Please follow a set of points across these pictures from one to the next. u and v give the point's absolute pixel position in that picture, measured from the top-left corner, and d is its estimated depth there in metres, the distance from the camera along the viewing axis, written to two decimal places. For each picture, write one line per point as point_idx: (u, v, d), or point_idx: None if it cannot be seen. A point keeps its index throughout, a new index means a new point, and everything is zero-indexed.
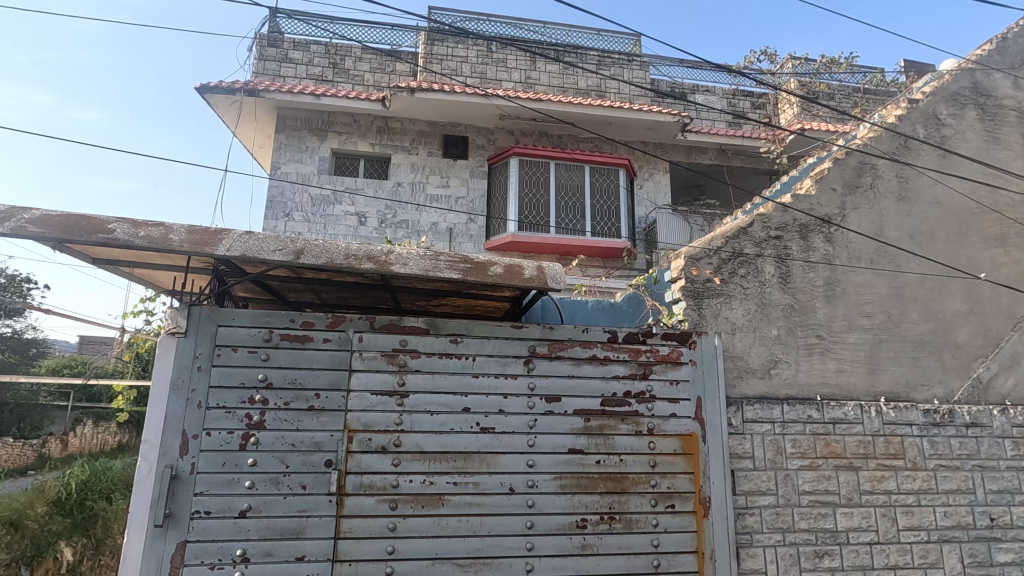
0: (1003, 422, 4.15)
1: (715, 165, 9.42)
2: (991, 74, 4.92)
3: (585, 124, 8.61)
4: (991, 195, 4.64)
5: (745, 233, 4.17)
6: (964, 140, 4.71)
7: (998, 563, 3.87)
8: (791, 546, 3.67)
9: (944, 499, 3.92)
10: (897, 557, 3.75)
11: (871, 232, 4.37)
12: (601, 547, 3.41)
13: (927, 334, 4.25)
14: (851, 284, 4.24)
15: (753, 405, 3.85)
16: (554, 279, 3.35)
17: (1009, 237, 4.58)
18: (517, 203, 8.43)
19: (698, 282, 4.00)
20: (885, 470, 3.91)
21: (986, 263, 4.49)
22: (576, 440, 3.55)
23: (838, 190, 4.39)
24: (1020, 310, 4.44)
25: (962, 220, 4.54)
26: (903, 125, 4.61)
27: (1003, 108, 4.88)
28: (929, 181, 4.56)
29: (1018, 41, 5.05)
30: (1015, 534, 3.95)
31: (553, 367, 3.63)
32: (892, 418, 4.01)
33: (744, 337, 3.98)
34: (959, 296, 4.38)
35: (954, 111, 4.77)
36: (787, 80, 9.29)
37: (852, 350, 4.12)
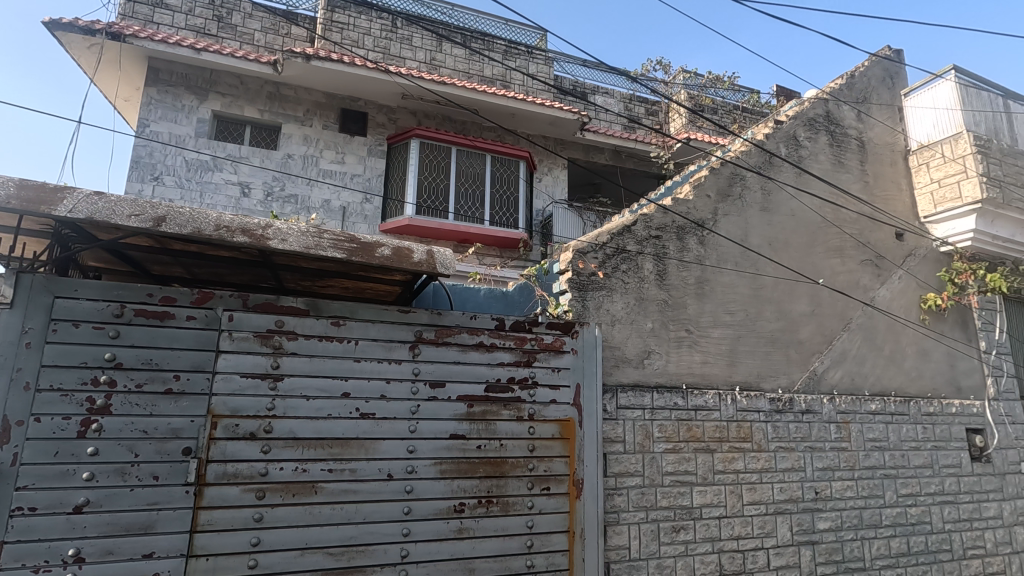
0: (831, 409, 4.78)
1: (610, 166, 9.87)
2: (841, 106, 5.62)
3: (488, 113, 8.61)
4: (834, 212, 5.30)
5: (630, 231, 4.42)
6: (817, 161, 5.34)
7: (819, 531, 4.46)
8: (652, 523, 3.97)
9: (781, 476, 4.45)
10: (740, 529, 4.21)
11: (737, 238, 4.82)
12: (477, 530, 3.46)
13: (777, 331, 4.78)
14: (718, 284, 4.65)
15: (627, 393, 4.11)
16: (443, 264, 3.31)
17: (846, 249, 5.27)
18: (416, 185, 8.24)
19: (583, 275, 4.17)
20: (735, 452, 4.35)
21: (826, 271, 5.13)
22: (458, 425, 3.57)
23: (712, 198, 4.79)
24: (851, 313, 5.13)
25: (811, 232, 5.15)
26: (769, 143, 5.13)
27: (848, 137, 5.59)
28: (787, 195, 5.11)
29: (862, 80, 5.80)
30: (834, 505, 4.58)
31: (439, 353, 3.61)
32: (744, 405, 4.47)
33: (623, 328, 4.23)
34: (804, 298, 4.97)
35: (810, 135, 5.38)
36: (678, 92, 9.95)
37: (715, 344, 4.53)
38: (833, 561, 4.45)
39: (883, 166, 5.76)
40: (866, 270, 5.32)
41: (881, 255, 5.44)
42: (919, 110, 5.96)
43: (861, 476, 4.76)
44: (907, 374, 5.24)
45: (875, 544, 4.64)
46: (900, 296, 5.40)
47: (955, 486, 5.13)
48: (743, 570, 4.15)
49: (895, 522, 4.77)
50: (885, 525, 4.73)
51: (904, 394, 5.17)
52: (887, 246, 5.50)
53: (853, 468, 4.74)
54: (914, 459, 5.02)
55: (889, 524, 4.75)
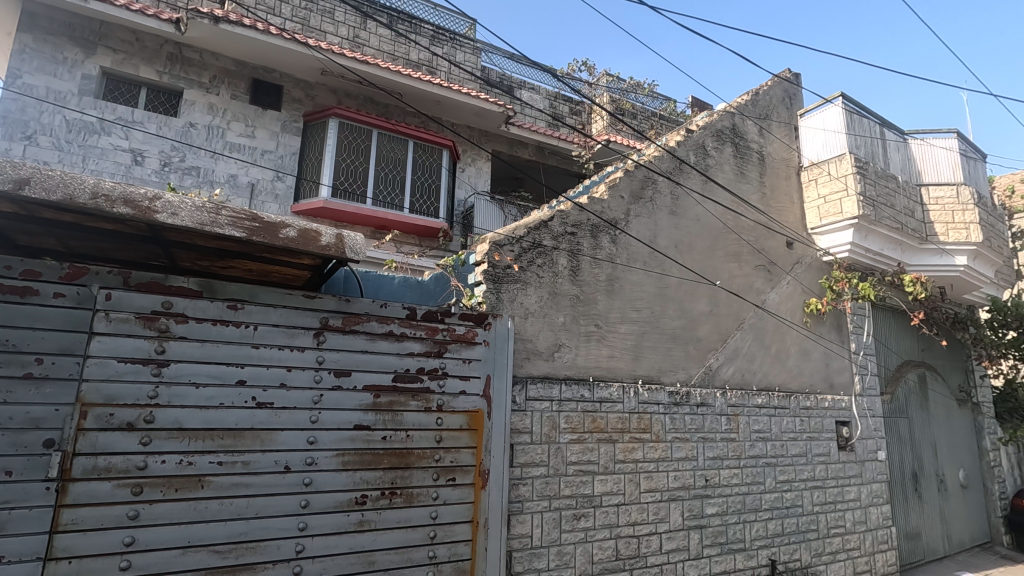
0: (722, 403, 5.15)
1: (532, 161, 9.99)
2: (745, 121, 6.02)
3: (413, 98, 8.41)
4: (734, 219, 5.68)
5: (546, 226, 4.49)
6: (721, 171, 5.70)
7: (707, 515, 4.80)
8: (555, 511, 4.08)
9: (675, 465, 4.73)
10: (637, 515, 4.43)
11: (647, 239, 5.04)
12: (379, 522, 3.39)
13: (678, 328, 5.05)
14: (627, 281, 4.84)
15: (536, 385, 4.19)
16: (353, 249, 3.19)
17: (743, 254, 5.67)
18: (332, 166, 7.90)
19: (499, 267, 4.19)
20: (635, 443, 4.57)
21: (725, 274, 5.50)
22: (363, 416, 3.46)
23: (625, 199, 4.97)
24: (744, 314, 5.54)
25: (713, 237, 5.49)
26: (679, 150, 5.40)
27: (750, 150, 6.01)
28: (693, 201, 5.41)
29: (765, 98, 6.25)
30: (721, 491, 4.94)
31: (345, 341, 3.49)
32: (645, 397, 4.70)
33: (535, 322, 4.30)
34: (704, 299, 5.29)
35: (717, 145, 5.72)
36: (600, 94, 10.26)
37: (621, 339, 4.72)
38: (718, 543, 4.81)
39: (778, 179, 6.24)
40: (759, 275, 5.76)
41: (773, 261, 5.91)
42: (812, 130, 6.52)
43: (746, 464, 5.16)
44: (789, 371, 5.74)
45: (755, 526, 5.06)
46: (787, 300, 5.90)
47: (824, 472, 5.70)
48: (638, 554, 4.37)
49: (772, 505, 5.22)
50: (764, 508, 5.17)
51: (786, 389, 5.66)
52: (778, 253, 5.98)
53: (739, 457, 5.13)
54: (792, 448, 5.52)
55: (767, 507, 5.20)
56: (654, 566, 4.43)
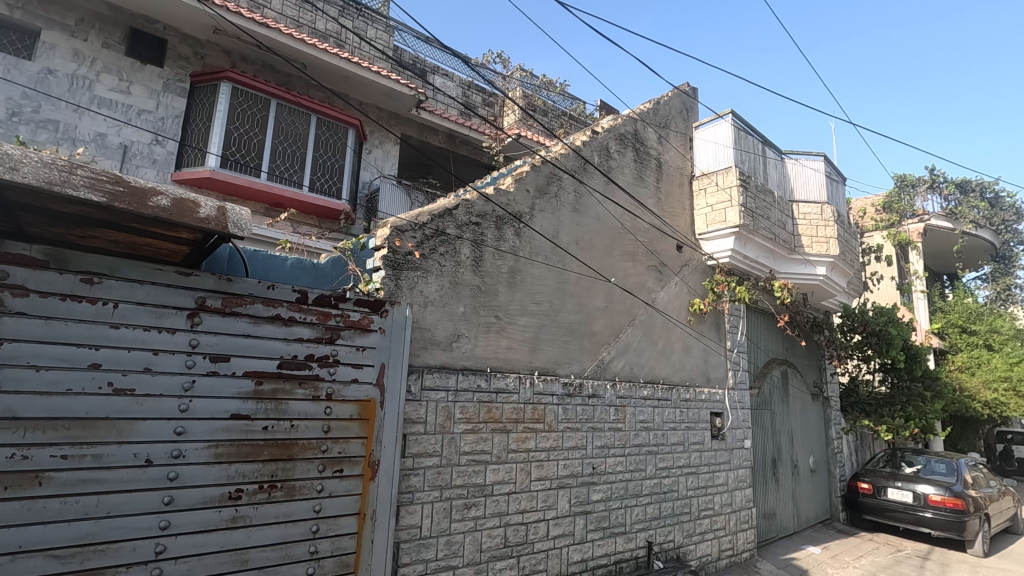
0: (612, 394, 5.40)
1: (442, 149, 9.84)
2: (646, 127, 6.34)
3: (318, 71, 7.93)
4: (632, 221, 5.97)
5: (451, 214, 4.43)
6: (622, 173, 5.96)
7: (592, 501, 5.02)
8: (445, 501, 4.07)
9: (565, 454, 4.89)
10: (526, 503, 4.53)
11: (549, 234, 5.15)
12: (255, 518, 3.18)
13: (575, 322, 5.22)
14: (528, 274, 4.92)
15: (433, 374, 4.14)
16: (236, 224, 2.93)
17: (637, 254, 5.98)
18: (222, 134, 7.28)
19: (399, 253, 4.07)
20: (528, 433, 4.67)
21: (621, 272, 5.76)
22: (242, 405, 3.22)
23: (531, 193, 5.04)
24: (636, 311, 5.84)
25: (611, 237, 5.73)
26: (584, 150, 5.57)
27: (649, 156, 6.34)
28: (595, 201, 5.61)
29: (665, 108, 6.62)
30: (606, 478, 5.19)
31: (225, 324, 3.22)
32: (540, 388, 4.81)
33: (434, 311, 4.24)
34: (601, 295, 5.51)
35: (619, 149, 5.97)
36: (514, 88, 10.31)
37: (520, 331, 4.79)
38: (601, 527, 5.05)
39: (673, 186, 6.64)
40: (651, 274, 6.10)
41: (664, 263, 6.29)
42: (704, 143, 7.00)
43: (630, 452, 5.46)
44: (673, 366, 6.15)
45: (635, 510, 5.37)
46: (674, 299, 6.31)
47: (698, 459, 6.18)
48: (526, 541, 4.48)
49: (651, 491, 5.58)
50: (644, 494, 5.51)
51: (669, 381, 6.06)
52: (669, 255, 6.37)
53: (624, 446, 5.41)
54: (671, 437, 5.92)
55: (647, 492, 5.54)
56: (540, 551, 4.56)
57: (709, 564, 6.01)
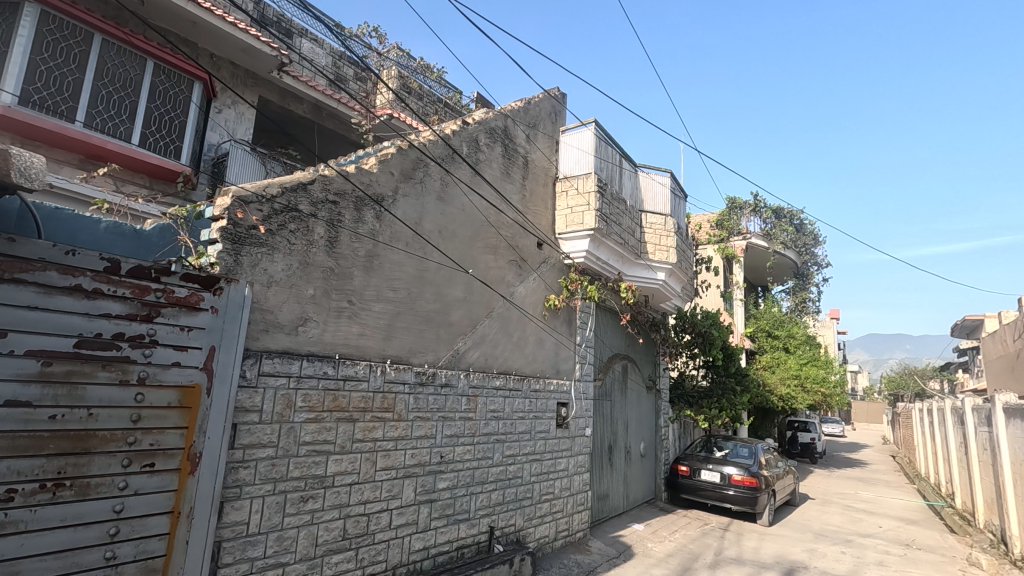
0: (464, 384, 5.47)
1: (306, 119, 9.18)
2: (516, 125, 6.49)
3: (159, 11, 6.92)
4: (496, 215, 6.08)
5: (304, 189, 4.14)
6: (489, 167, 6.04)
7: (438, 489, 5.05)
8: (279, 495, 3.81)
9: (414, 443, 4.85)
10: (369, 493, 4.42)
11: (411, 220, 5.05)
12: (33, 523, 2.70)
13: (432, 311, 5.19)
14: (387, 260, 4.79)
15: (273, 359, 3.84)
16: (23, 172, 2.42)
17: (499, 248, 6.10)
18: (23, 66, 6.03)
19: (241, 226, 3.71)
20: (376, 422, 4.55)
21: (482, 264, 5.85)
22: (23, 389, 2.71)
23: (395, 176, 4.89)
24: (494, 304, 5.98)
25: (475, 229, 5.79)
26: (453, 139, 5.55)
27: (517, 153, 6.50)
28: (460, 191, 5.61)
29: (534, 109, 6.84)
30: (454, 467, 5.25)
31: (3, 293, 2.67)
32: (391, 376, 4.71)
33: (279, 292, 3.94)
34: (460, 286, 5.54)
35: (488, 142, 6.05)
36: (389, 67, 9.93)
37: (374, 317, 4.65)
38: (445, 515, 5.10)
39: (537, 185, 6.88)
40: (511, 269, 6.27)
41: (524, 258, 6.50)
42: (569, 147, 7.36)
43: (479, 441, 5.58)
44: (526, 357, 6.40)
45: (479, 497, 5.51)
46: (532, 294, 6.56)
47: (542, 446, 6.51)
48: (366, 532, 4.37)
49: (497, 478, 5.76)
50: (490, 480, 5.67)
51: (521, 373, 6.29)
52: (529, 252, 6.60)
53: (473, 435, 5.51)
54: (519, 426, 6.17)
55: (493, 479, 5.72)
56: (381, 542, 4.48)
57: (546, 544, 6.39)
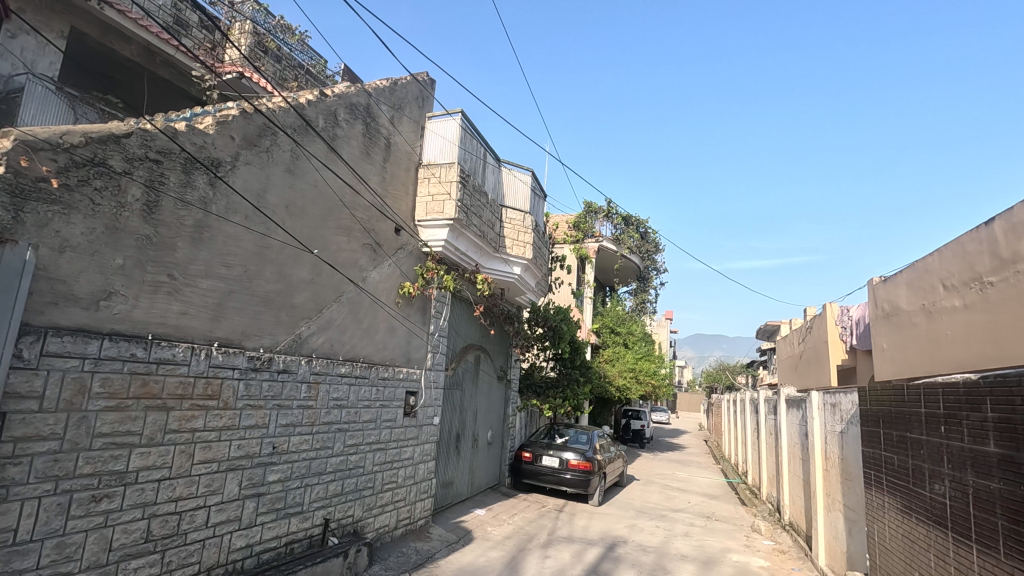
0: (305, 370, 5.17)
1: (136, 63, 7.94)
2: (379, 104, 6.24)
3: None
4: (351, 196, 5.81)
5: (118, 142, 3.60)
6: (348, 145, 5.75)
7: (267, 482, 4.71)
8: (62, 495, 3.28)
9: (241, 433, 4.47)
10: (183, 489, 3.99)
11: (253, 192, 4.62)
12: None
13: (272, 292, 4.82)
14: (221, 233, 4.34)
15: (62, 338, 3.28)
16: None
17: (353, 230, 5.85)
18: None
19: (25, 177, 3.12)
20: (196, 410, 4.11)
21: (332, 246, 5.55)
22: None
23: (236, 141, 4.44)
24: (344, 288, 5.72)
25: (327, 207, 5.48)
26: (308, 110, 5.18)
27: (378, 134, 6.27)
28: (313, 166, 5.26)
29: (400, 90, 6.65)
30: (287, 458, 4.94)
31: None
32: (218, 361, 4.28)
33: (75, 259, 3.38)
34: (306, 267, 5.21)
35: (348, 118, 5.74)
36: (242, 20, 8.95)
37: (200, 295, 4.19)
38: (274, 509, 4.78)
39: (399, 169, 6.71)
40: (365, 253, 6.04)
41: (380, 243, 6.30)
42: (434, 135, 7.28)
43: (318, 430, 5.31)
44: (375, 345, 6.22)
45: (315, 489, 5.25)
46: (385, 280, 6.39)
47: (387, 435, 6.39)
48: (175, 532, 3.94)
49: (336, 468, 5.54)
50: (328, 471, 5.43)
51: (369, 360, 6.11)
52: (386, 237, 6.41)
53: (312, 424, 5.23)
54: (364, 415, 5.99)
55: (331, 470, 5.49)
56: (194, 542, 4.06)
57: (385, 533, 6.30)
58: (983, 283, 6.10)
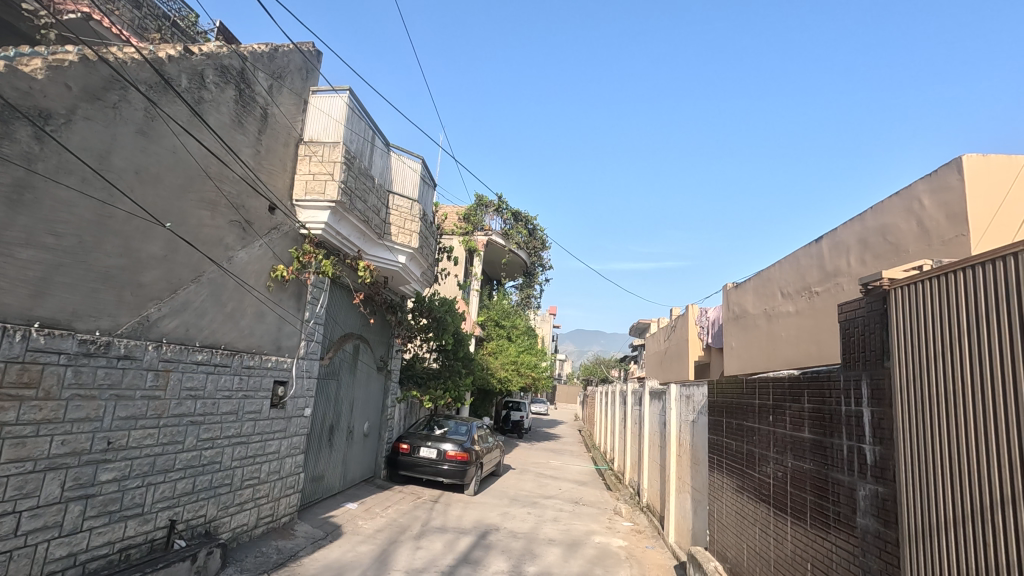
0: (153, 357, 4.64)
1: None
2: (256, 70, 5.74)
3: None
4: (217, 168, 5.29)
5: None
6: (216, 111, 5.22)
7: (98, 483, 4.17)
8: None
9: (66, 428, 3.91)
10: None
11: (93, 152, 4.05)
12: None
13: (114, 268, 4.26)
14: (49, 196, 3.75)
15: None
16: None
17: (218, 205, 5.33)
18: None
19: None
20: (6, 402, 3.52)
21: (192, 220, 5.03)
22: None
23: (73, 91, 3.86)
24: (205, 267, 5.20)
25: (187, 178, 4.95)
26: (169, 67, 4.63)
27: (253, 102, 5.76)
28: (171, 130, 4.70)
29: (280, 59, 6.18)
30: (125, 455, 4.40)
31: None
32: (39, 344, 3.70)
33: None
34: (159, 241, 4.67)
35: (218, 82, 5.21)
36: None
37: (19, 268, 3.59)
38: (106, 512, 4.24)
39: (276, 143, 6.24)
40: (232, 231, 5.54)
41: (249, 221, 5.80)
42: (317, 111, 6.87)
43: (165, 423, 4.80)
44: (239, 331, 5.74)
45: (159, 488, 4.74)
46: (254, 262, 5.91)
47: (250, 428, 5.95)
48: None
49: (186, 465, 5.04)
50: (176, 468, 4.93)
51: (231, 347, 5.63)
52: (257, 216, 5.93)
53: (159, 416, 4.72)
54: (223, 406, 5.53)
55: (180, 467, 4.99)
56: None
57: (242, 533, 5.87)
58: (811, 292, 7.07)
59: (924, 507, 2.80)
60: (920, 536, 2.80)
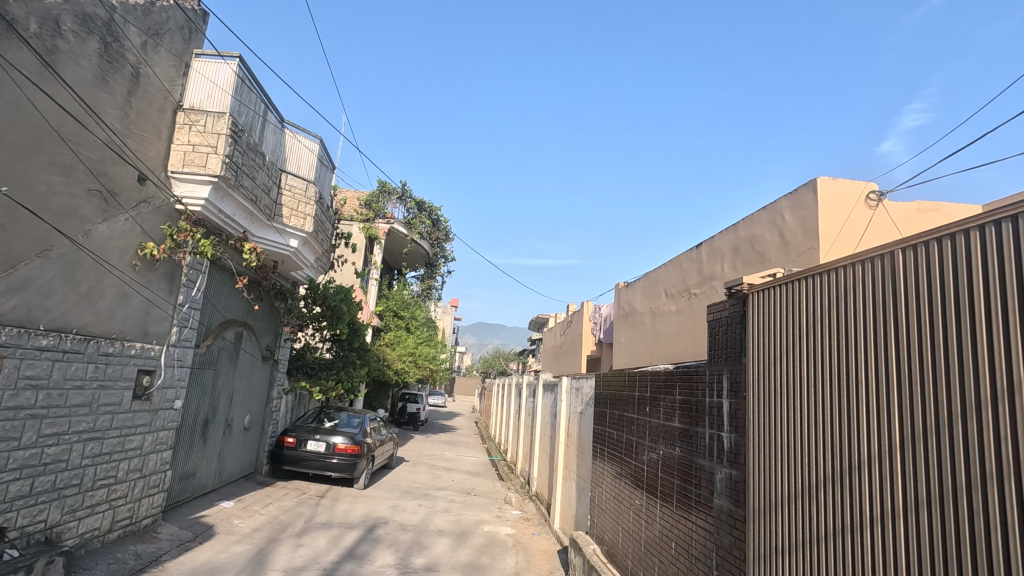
0: None
1: None
2: (126, 24, 5.14)
3: None
4: (75, 129, 4.68)
5: None
6: (75, 65, 4.60)
7: None
8: None
9: None
10: None
11: None
12: None
13: None
14: None
15: None
16: None
17: (74, 170, 4.71)
18: None
19: None
20: None
21: (39, 186, 4.42)
22: None
23: None
24: (53, 240, 4.58)
25: (35, 137, 4.35)
26: (14, 7, 4.04)
27: (123, 58, 5.12)
28: (14, 81, 4.10)
29: (158, 14, 5.59)
30: None
31: None
32: None
33: None
34: None
35: (78, 31, 4.61)
36: None
37: None
38: None
39: (149, 107, 5.63)
40: (90, 201, 4.93)
41: (113, 192, 5.19)
42: (200, 76, 6.30)
43: None
44: (97, 314, 5.14)
45: None
46: (118, 238, 5.30)
47: (107, 423, 5.36)
48: None
49: (23, 464, 4.44)
50: (9, 469, 4.32)
51: (86, 332, 5.03)
52: (123, 186, 5.32)
53: None
54: (72, 398, 4.92)
55: (14, 466, 4.37)
56: None
57: (92, 539, 5.25)
58: (690, 293, 7.68)
59: (769, 487, 3.15)
60: (788, 498, 2.97)
